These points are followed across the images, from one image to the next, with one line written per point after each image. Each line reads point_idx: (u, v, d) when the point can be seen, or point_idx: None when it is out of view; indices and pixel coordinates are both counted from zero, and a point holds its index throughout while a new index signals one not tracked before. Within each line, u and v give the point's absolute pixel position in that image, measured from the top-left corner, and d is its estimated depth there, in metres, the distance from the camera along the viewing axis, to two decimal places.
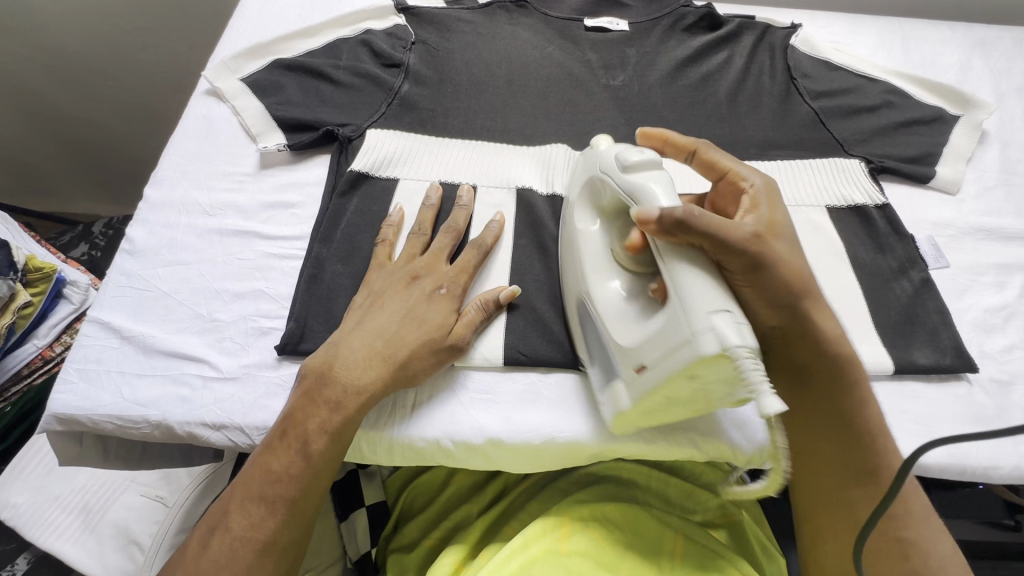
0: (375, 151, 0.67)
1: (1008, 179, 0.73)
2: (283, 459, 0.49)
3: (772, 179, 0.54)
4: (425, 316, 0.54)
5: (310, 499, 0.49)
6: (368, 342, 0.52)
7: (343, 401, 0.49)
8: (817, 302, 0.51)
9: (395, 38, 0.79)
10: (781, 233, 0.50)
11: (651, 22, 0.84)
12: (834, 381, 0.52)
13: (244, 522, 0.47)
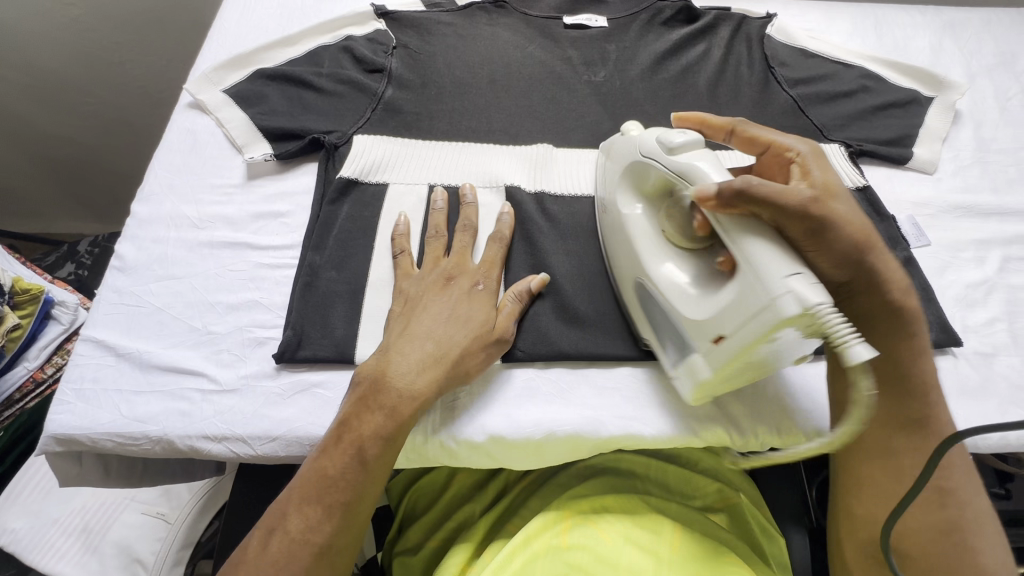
0: (365, 157, 0.68)
1: (982, 156, 0.75)
2: (339, 463, 0.48)
3: (818, 145, 0.54)
4: (468, 317, 0.55)
5: (363, 504, 0.48)
6: (416, 346, 0.52)
7: (403, 403, 0.50)
8: (885, 262, 0.51)
9: (376, 44, 0.79)
10: (838, 195, 0.50)
11: (629, 17, 0.85)
12: (888, 333, 0.51)
13: (300, 525, 0.46)
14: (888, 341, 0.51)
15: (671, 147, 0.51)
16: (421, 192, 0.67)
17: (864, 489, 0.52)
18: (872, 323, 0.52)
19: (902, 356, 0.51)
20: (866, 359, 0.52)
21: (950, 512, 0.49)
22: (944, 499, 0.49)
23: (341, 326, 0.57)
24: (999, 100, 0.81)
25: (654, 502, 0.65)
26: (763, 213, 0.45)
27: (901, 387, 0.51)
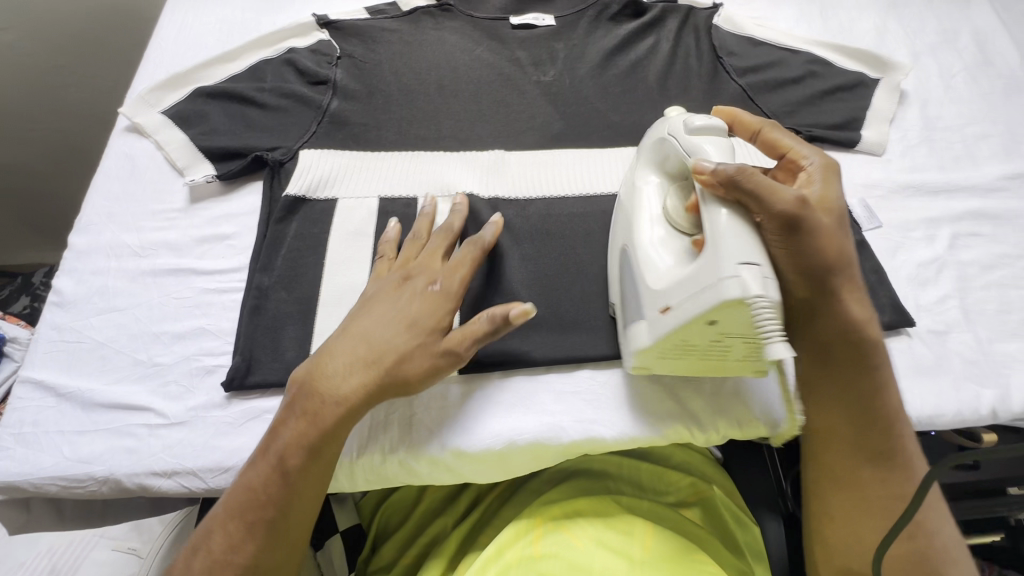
0: (313, 172, 0.66)
1: (929, 135, 0.76)
2: (263, 476, 0.48)
3: (833, 160, 0.55)
4: (417, 318, 0.51)
5: (286, 525, 0.48)
6: (351, 348, 0.50)
7: (326, 418, 0.48)
8: (854, 281, 0.52)
9: (320, 55, 0.78)
10: (830, 211, 0.51)
11: (577, 14, 0.85)
12: (857, 361, 0.51)
13: (223, 542, 0.47)
14: (855, 369, 0.51)
15: (693, 127, 0.52)
16: (371, 204, 0.65)
17: (837, 518, 0.51)
18: (846, 351, 0.51)
19: (870, 388, 0.51)
20: (835, 377, 0.52)
21: (918, 541, 0.49)
22: (914, 531, 0.49)
23: (292, 348, 0.56)
24: (944, 78, 0.81)
25: (626, 501, 0.65)
26: (748, 206, 0.46)
27: (870, 417, 0.51)
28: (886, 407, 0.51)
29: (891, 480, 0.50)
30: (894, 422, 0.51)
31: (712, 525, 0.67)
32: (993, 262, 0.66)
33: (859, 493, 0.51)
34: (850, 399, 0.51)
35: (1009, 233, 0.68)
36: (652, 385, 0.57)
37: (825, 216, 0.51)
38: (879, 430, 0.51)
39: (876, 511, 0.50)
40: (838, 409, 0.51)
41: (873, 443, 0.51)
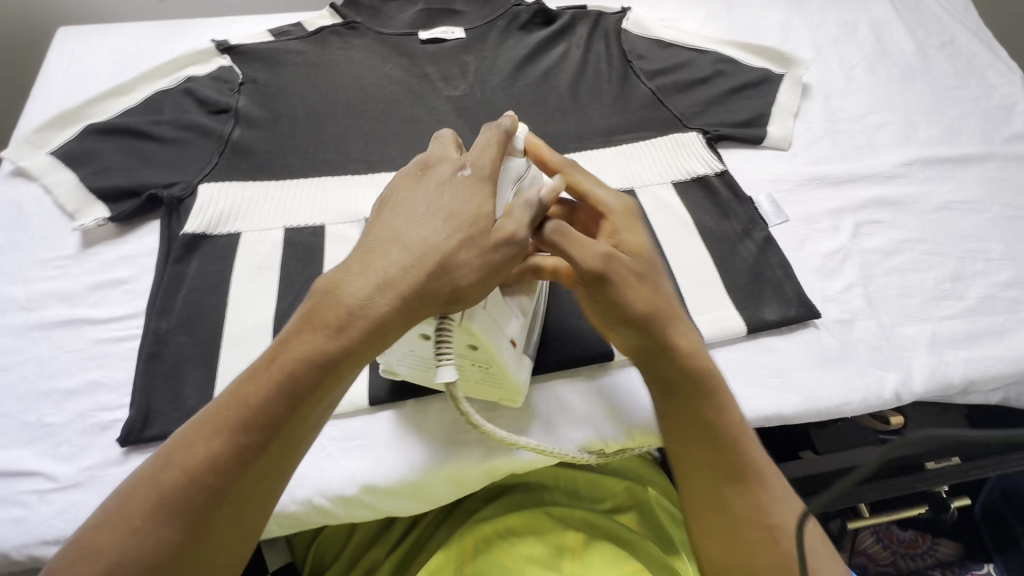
0: (214, 206, 0.64)
1: (832, 126, 0.78)
2: (261, 392, 0.40)
3: (629, 200, 0.53)
4: (453, 205, 0.44)
5: (278, 456, 0.41)
6: (381, 248, 0.43)
7: (349, 327, 0.41)
8: (678, 318, 0.51)
9: (221, 82, 0.75)
10: (635, 262, 0.49)
11: (486, 25, 0.84)
12: (694, 387, 0.50)
13: (202, 458, 0.39)
14: (694, 394, 0.50)
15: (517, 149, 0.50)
16: (277, 236, 0.64)
17: (713, 540, 0.48)
18: (681, 379, 0.50)
19: (709, 411, 0.50)
20: (677, 408, 0.51)
21: (782, 546, 0.47)
22: (776, 534, 0.47)
23: (193, 395, 0.54)
24: (845, 70, 0.84)
25: (560, 511, 0.65)
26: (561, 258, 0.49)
27: (711, 438, 0.49)
28: (729, 428, 0.50)
29: (750, 496, 0.48)
30: (741, 438, 0.50)
31: (648, 528, 0.66)
32: (895, 248, 0.68)
33: (721, 511, 0.48)
34: (692, 423, 0.50)
35: (909, 218, 0.70)
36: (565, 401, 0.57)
37: (631, 262, 0.49)
38: (725, 447, 0.49)
39: (747, 531, 0.47)
40: (688, 437, 0.50)
41: (728, 467, 0.49)
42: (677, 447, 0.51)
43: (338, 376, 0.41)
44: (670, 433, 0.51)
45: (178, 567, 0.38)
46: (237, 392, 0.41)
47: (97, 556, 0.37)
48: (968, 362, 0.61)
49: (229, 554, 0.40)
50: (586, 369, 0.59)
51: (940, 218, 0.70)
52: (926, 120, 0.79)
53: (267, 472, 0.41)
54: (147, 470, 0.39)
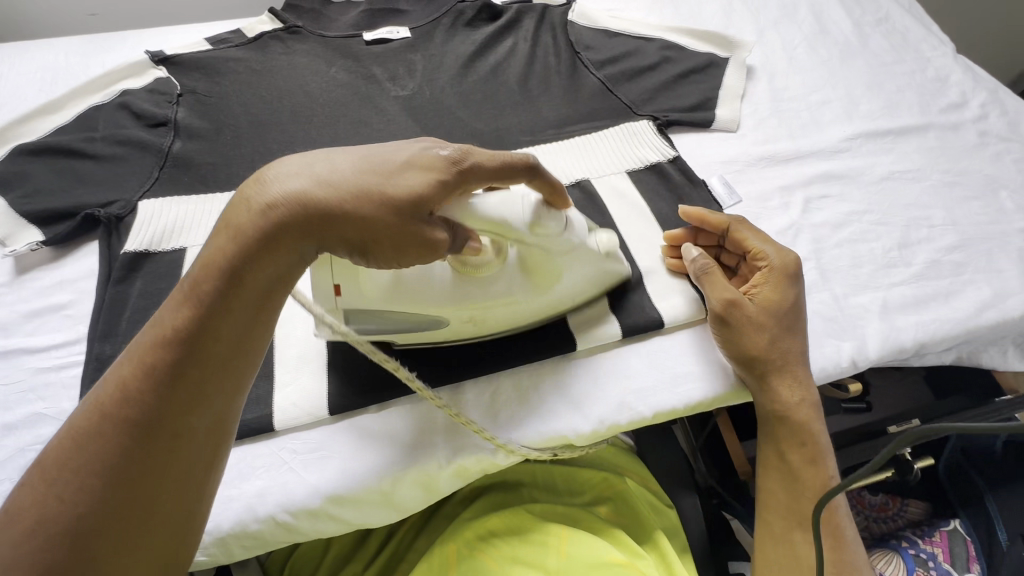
0: (157, 222, 0.62)
1: (778, 106, 0.80)
2: (176, 313, 0.38)
3: (793, 256, 0.59)
4: (386, 159, 0.42)
5: (196, 375, 0.38)
6: (299, 171, 0.41)
7: (250, 240, 0.39)
8: (801, 377, 0.57)
9: (158, 94, 0.72)
10: (770, 315, 0.57)
11: (431, 23, 0.83)
12: (796, 434, 0.56)
13: (117, 385, 0.37)
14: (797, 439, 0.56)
15: (524, 221, 0.47)
16: None
17: (775, 567, 0.54)
18: (793, 424, 0.56)
19: (802, 460, 0.56)
20: (780, 452, 0.57)
21: None
22: None
23: None
24: (787, 51, 0.86)
25: (540, 508, 0.65)
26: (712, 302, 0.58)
27: (802, 486, 0.55)
28: (820, 481, 0.55)
29: None
30: (828, 494, 0.55)
31: (628, 516, 0.67)
32: (843, 220, 0.70)
33: (789, 552, 0.54)
34: (784, 466, 0.56)
35: (855, 190, 0.72)
36: (529, 395, 0.57)
37: (756, 313, 0.57)
38: (808, 497, 0.55)
39: (803, 570, 0.52)
40: (777, 476, 0.57)
41: (803, 512, 0.54)
42: (765, 482, 0.57)
43: (245, 288, 0.39)
44: (764, 471, 0.58)
45: (105, 516, 0.35)
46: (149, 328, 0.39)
47: (17, 516, 0.34)
48: (918, 326, 0.63)
49: (162, 501, 0.36)
50: (551, 361, 0.59)
51: (884, 189, 0.72)
52: (866, 95, 0.81)
53: (188, 401, 0.37)
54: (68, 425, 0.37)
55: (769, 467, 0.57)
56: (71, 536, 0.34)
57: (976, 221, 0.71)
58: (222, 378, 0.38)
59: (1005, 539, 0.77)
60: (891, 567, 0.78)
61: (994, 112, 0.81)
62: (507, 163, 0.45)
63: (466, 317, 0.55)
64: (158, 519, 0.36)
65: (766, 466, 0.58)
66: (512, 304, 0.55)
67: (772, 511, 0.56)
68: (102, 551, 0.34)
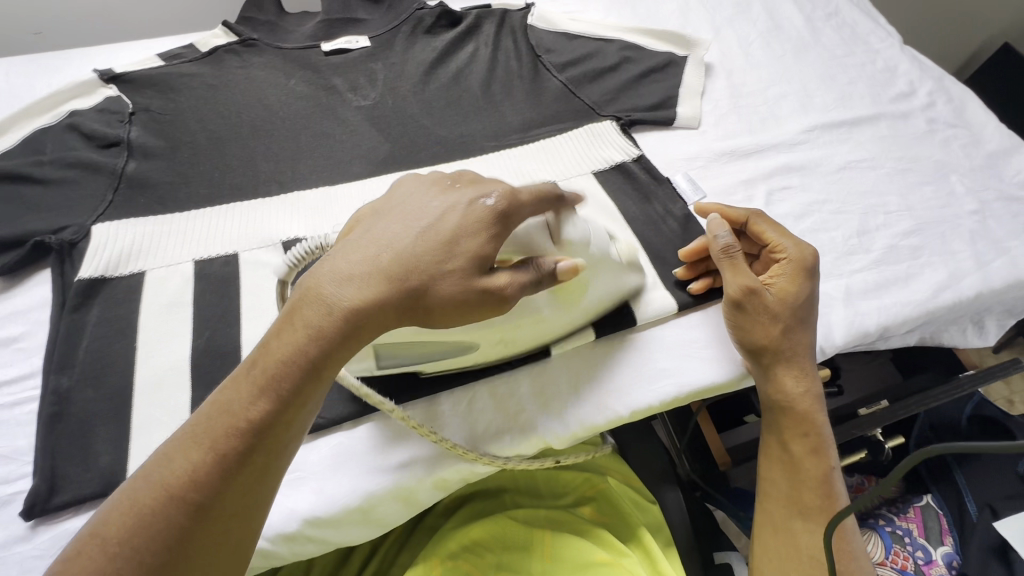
0: (113, 246, 0.60)
1: (737, 102, 0.81)
2: (247, 397, 0.39)
3: (811, 249, 0.59)
4: (442, 227, 0.44)
5: (261, 461, 0.39)
6: (372, 254, 0.43)
7: (327, 330, 0.41)
8: (807, 370, 0.57)
9: (108, 113, 0.70)
10: (784, 305, 0.57)
11: (390, 32, 0.82)
12: (800, 423, 0.56)
13: (187, 462, 0.38)
14: (801, 429, 0.56)
15: (560, 238, 0.49)
16: (186, 270, 0.60)
17: (773, 553, 0.54)
18: (796, 414, 0.56)
19: (806, 450, 0.55)
20: (783, 441, 0.57)
21: None
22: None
23: (105, 452, 0.50)
24: (743, 48, 0.88)
25: (522, 514, 0.65)
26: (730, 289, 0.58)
27: (806, 475, 0.55)
28: (823, 471, 0.55)
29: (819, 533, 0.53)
30: (829, 483, 0.54)
31: (612, 514, 0.67)
32: (805, 211, 0.72)
33: (790, 542, 0.53)
34: (786, 455, 0.56)
35: (814, 181, 0.74)
36: (505, 403, 0.57)
37: (773, 304, 0.56)
38: (809, 486, 0.54)
39: (804, 559, 0.52)
40: (779, 465, 0.56)
41: (805, 502, 0.54)
42: (767, 471, 0.57)
43: (322, 378, 0.41)
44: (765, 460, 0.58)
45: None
46: (214, 404, 0.40)
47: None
48: (880, 310, 0.65)
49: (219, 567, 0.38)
50: (526, 367, 0.59)
51: (842, 178, 0.75)
52: (820, 88, 0.83)
53: (252, 476, 0.39)
54: (124, 490, 0.38)
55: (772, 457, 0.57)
56: None
57: (929, 205, 0.73)
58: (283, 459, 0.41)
59: (975, 511, 0.80)
60: (871, 547, 0.80)
61: (941, 100, 0.84)
62: (552, 194, 0.48)
63: (496, 340, 0.53)
64: None
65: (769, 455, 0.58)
66: (540, 321, 0.54)
67: (774, 502, 0.56)
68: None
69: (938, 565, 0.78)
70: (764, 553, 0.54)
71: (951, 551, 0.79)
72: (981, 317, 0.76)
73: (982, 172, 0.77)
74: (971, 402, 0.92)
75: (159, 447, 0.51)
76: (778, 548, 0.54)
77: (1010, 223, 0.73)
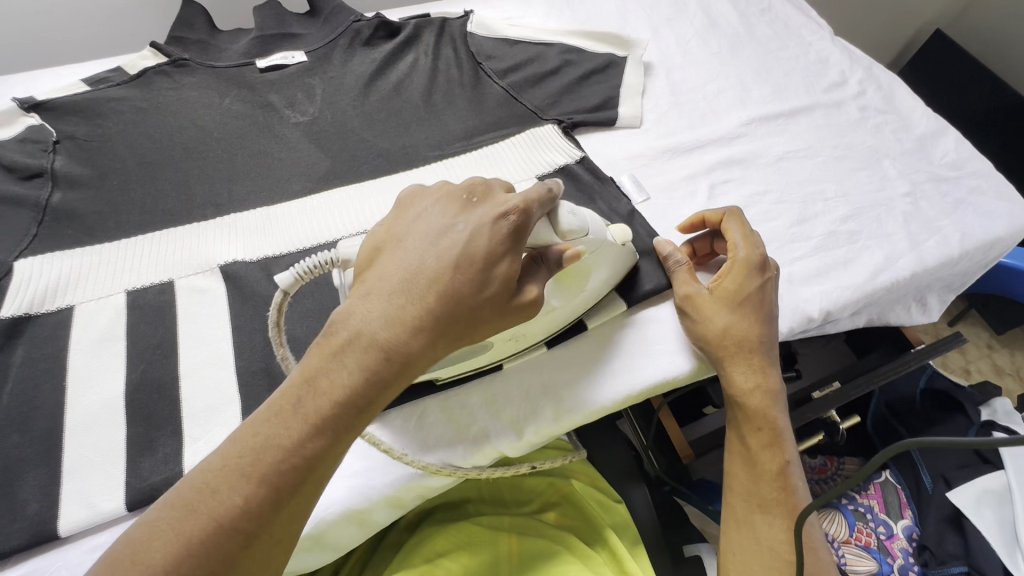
0: (37, 281, 0.57)
1: (676, 99, 0.83)
2: (292, 429, 0.37)
3: (762, 256, 0.59)
4: (485, 251, 0.41)
5: (306, 494, 0.38)
6: (411, 277, 0.41)
7: (381, 366, 0.40)
8: (763, 365, 0.57)
9: (30, 143, 0.66)
10: (728, 303, 0.58)
11: (328, 46, 0.81)
12: (758, 417, 0.56)
13: (235, 498, 0.36)
14: (757, 421, 0.56)
15: (558, 228, 0.48)
16: (118, 302, 0.58)
17: (734, 547, 0.54)
18: (750, 409, 0.56)
19: (764, 443, 0.55)
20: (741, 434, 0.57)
21: None
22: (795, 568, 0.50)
23: (34, 499, 0.48)
24: (681, 45, 0.89)
25: (488, 519, 0.65)
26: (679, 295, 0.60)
27: (766, 469, 0.54)
28: (779, 463, 0.55)
29: (778, 525, 0.52)
30: (786, 473, 0.54)
31: (576, 517, 0.67)
32: (746, 203, 0.73)
33: (751, 536, 0.53)
34: (745, 451, 0.56)
35: (754, 173, 0.76)
36: (459, 413, 0.57)
37: (720, 305, 0.58)
38: (768, 478, 0.54)
39: (766, 553, 0.52)
40: (739, 461, 0.56)
41: (761, 494, 0.54)
42: (729, 466, 0.57)
43: (369, 412, 0.40)
44: (729, 456, 0.58)
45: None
46: (258, 435, 0.37)
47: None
48: (822, 296, 0.66)
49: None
50: (476, 378, 0.58)
51: (780, 168, 0.76)
52: (757, 81, 0.85)
53: (299, 508, 0.38)
54: (162, 520, 0.35)
55: (738, 452, 0.57)
56: None
57: (865, 190, 0.75)
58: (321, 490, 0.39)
59: (930, 483, 0.82)
60: (835, 526, 0.81)
61: (871, 88, 0.87)
62: (550, 198, 0.45)
63: (507, 337, 0.54)
64: None
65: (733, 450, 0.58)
66: (549, 311, 0.55)
67: (734, 494, 0.56)
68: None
69: (898, 539, 0.80)
70: (727, 548, 0.55)
71: (911, 524, 0.81)
72: (923, 295, 0.79)
73: (913, 155, 0.80)
74: (924, 376, 0.95)
75: (94, 489, 0.48)
76: (738, 544, 0.54)
77: (940, 203, 0.76)
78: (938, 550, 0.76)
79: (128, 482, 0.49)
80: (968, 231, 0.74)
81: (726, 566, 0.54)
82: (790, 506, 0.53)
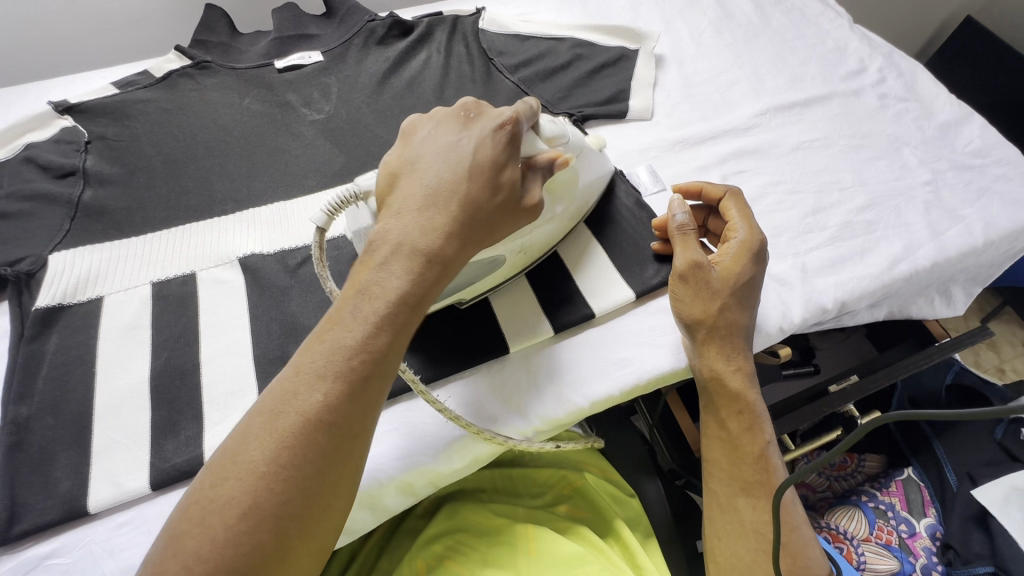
0: (70, 273, 0.60)
1: (689, 91, 0.82)
2: (355, 329, 0.40)
3: (761, 237, 0.58)
4: (491, 160, 0.46)
5: (373, 389, 0.40)
6: (433, 187, 0.45)
7: (424, 267, 0.43)
8: (738, 347, 0.57)
9: (64, 144, 0.70)
10: (729, 282, 0.56)
11: (343, 45, 0.83)
12: (738, 402, 0.55)
13: (315, 397, 0.38)
14: (739, 407, 0.55)
15: (544, 136, 0.52)
16: (144, 293, 0.60)
17: (722, 533, 0.53)
18: (728, 394, 0.56)
19: (747, 429, 0.55)
20: (723, 420, 0.56)
21: (786, 562, 0.51)
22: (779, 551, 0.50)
23: (66, 478, 0.50)
24: (694, 37, 0.88)
25: (501, 508, 0.66)
26: (678, 264, 0.57)
27: (750, 452, 0.54)
28: (758, 446, 0.54)
29: (763, 508, 0.52)
30: (765, 456, 0.54)
31: (588, 509, 0.66)
32: (759, 193, 0.72)
33: (734, 519, 0.53)
34: (725, 434, 0.56)
35: (767, 163, 0.75)
36: (479, 396, 0.58)
37: (716, 281, 0.56)
38: (751, 462, 0.54)
39: (750, 534, 0.51)
40: (719, 444, 0.56)
41: (745, 477, 0.53)
42: (709, 450, 0.57)
43: (421, 311, 0.43)
44: (707, 441, 0.58)
45: (310, 510, 0.37)
46: (323, 341, 0.40)
47: (227, 504, 0.35)
48: (837, 286, 0.65)
49: (355, 481, 0.40)
50: (485, 364, 0.59)
51: (795, 158, 0.75)
52: (772, 71, 0.84)
53: (373, 399, 0.41)
54: (254, 425, 0.38)
55: (717, 435, 0.56)
56: (279, 524, 0.36)
57: (883, 179, 0.74)
58: (383, 387, 0.41)
59: (955, 481, 0.80)
60: (854, 524, 0.79)
61: (891, 75, 0.85)
62: (532, 111, 0.51)
63: (517, 249, 0.57)
64: (331, 505, 0.38)
65: (712, 431, 0.57)
66: (550, 223, 0.59)
67: (716, 477, 0.55)
68: (303, 533, 0.37)
69: (921, 537, 0.78)
70: (714, 532, 0.54)
71: (934, 522, 0.79)
72: (947, 287, 0.77)
73: (935, 144, 0.78)
74: (951, 371, 0.92)
75: (121, 468, 0.51)
76: (722, 527, 0.53)
77: (963, 192, 0.74)
78: (963, 550, 0.74)
79: (153, 463, 0.51)
80: (993, 220, 0.72)
81: (714, 550, 0.54)
82: (773, 488, 0.52)
